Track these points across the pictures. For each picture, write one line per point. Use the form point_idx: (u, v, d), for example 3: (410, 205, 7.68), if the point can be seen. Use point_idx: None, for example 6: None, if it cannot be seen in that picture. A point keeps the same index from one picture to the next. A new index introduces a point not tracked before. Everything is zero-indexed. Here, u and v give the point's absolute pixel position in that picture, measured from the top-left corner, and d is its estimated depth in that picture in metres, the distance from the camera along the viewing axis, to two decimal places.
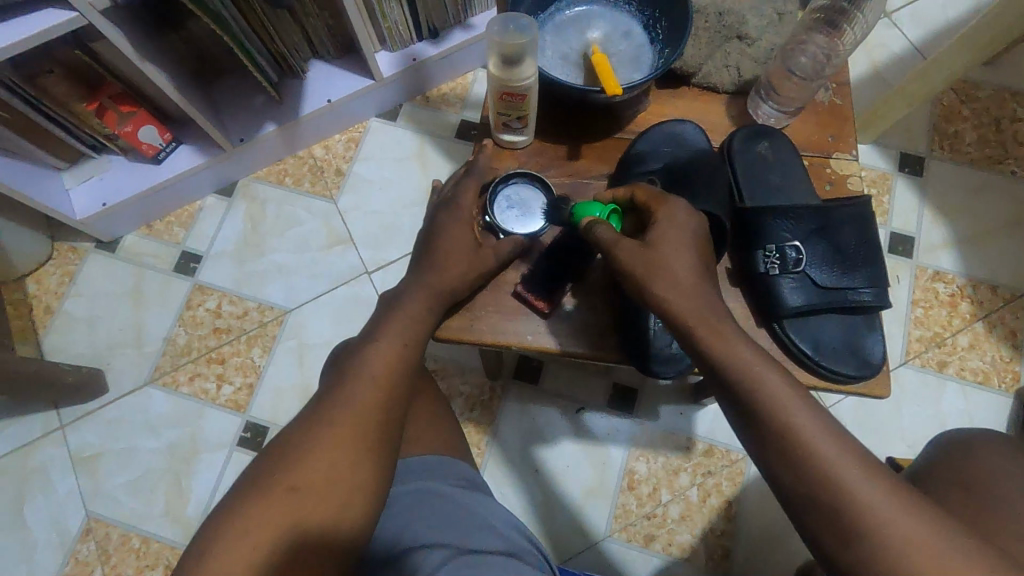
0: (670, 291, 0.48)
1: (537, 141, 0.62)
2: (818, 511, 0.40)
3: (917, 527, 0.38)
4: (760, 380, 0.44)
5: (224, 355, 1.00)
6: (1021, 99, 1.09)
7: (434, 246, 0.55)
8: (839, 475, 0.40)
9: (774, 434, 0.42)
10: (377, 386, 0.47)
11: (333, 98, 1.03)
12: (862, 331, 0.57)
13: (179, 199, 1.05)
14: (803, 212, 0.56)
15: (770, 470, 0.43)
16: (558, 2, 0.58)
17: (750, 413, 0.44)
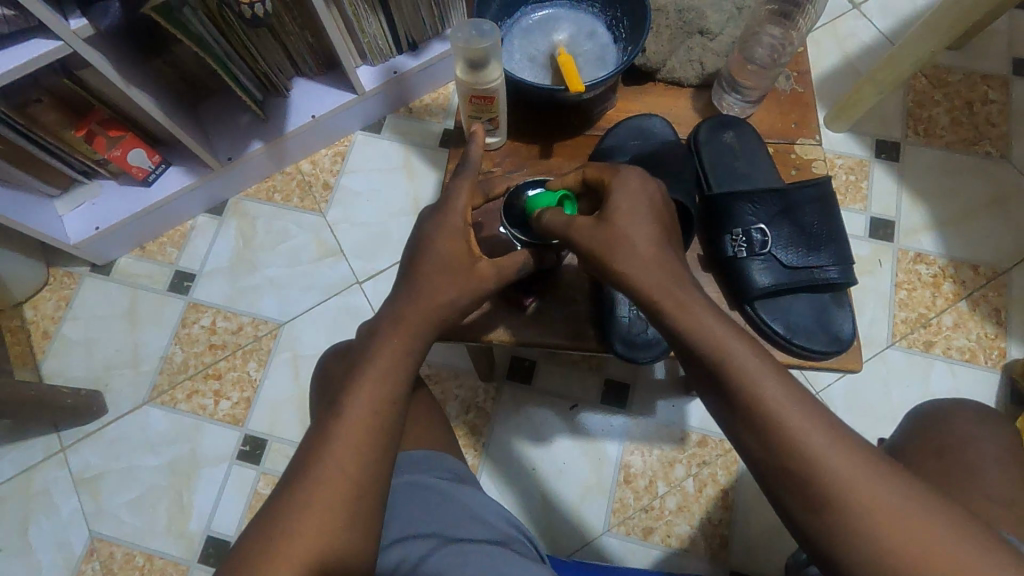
0: (647, 275, 0.49)
1: (509, 143, 0.61)
2: (787, 479, 0.43)
3: (877, 488, 0.41)
4: (728, 356, 0.45)
5: (220, 371, 1.02)
6: (993, 81, 1.11)
7: (422, 266, 0.51)
8: (805, 444, 0.42)
9: (743, 408, 0.44)
10: (370, 415, 0.45)
11: (317, 113, 1.05)
12: (831, 309, 0.58)
13: (171, 219, 1.07)
14: (765, 195, 0.58)
15: (740, 441, 0.45)
16: (523, 8, 0.61)
17: (724, 390, 0.46)
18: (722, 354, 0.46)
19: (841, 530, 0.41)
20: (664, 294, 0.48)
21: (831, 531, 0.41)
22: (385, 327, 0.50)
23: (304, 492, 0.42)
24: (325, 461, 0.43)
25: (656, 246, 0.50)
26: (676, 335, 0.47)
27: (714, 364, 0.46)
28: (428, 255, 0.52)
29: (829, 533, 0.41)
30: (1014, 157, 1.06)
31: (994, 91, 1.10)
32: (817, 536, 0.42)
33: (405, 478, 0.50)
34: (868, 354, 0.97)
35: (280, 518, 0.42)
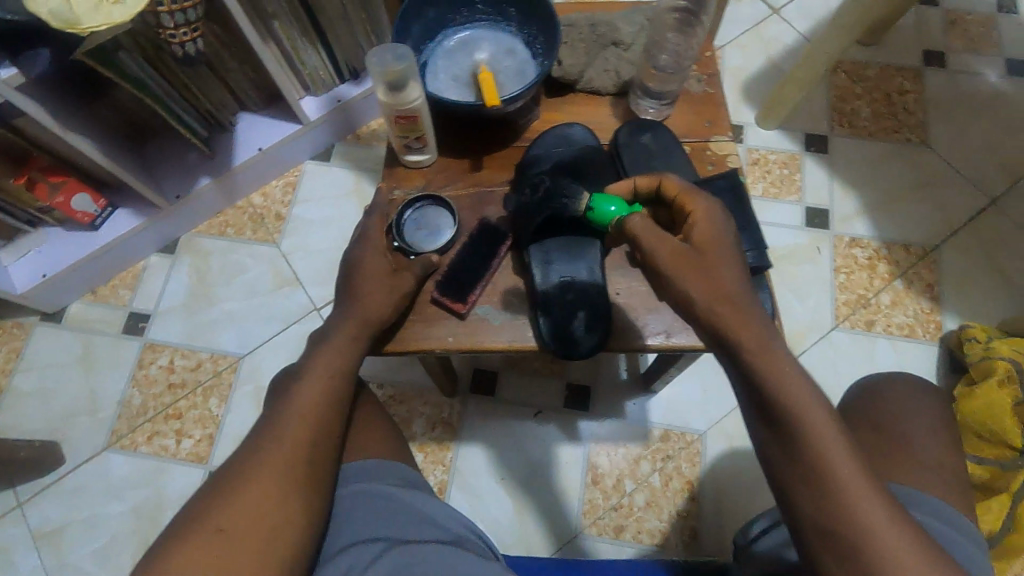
0: (739, 323, 0.43)
1: (441, 160, 0.62)
2: (826, 535, 0.41)
3: (916, 555, 0.40)
4: (806, 413, 0.42)
5: (181, 409, 1.00)
6: (906, 73, 1.18)
7: (349, 281, 0.53)
8: (856, 509, 0.41)
9: (808, 465, 0.42)
10: (310, 438, 0.45)
11: (264, 145, 1.06)
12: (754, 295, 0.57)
13: (121, 261, 1.06)
14: None
15: (786, 490, 0.43)
16: (444, 32, 0.63)
17: (780, 431, 0.43)
18: (799, 411, 0.42)
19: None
20: (758, 346, 0.43)
21: None
22: (325, 341, 0.51)
23: (237, 490, 0.42)
24: (262, 458, 0.44)
25: (749, 295, 0.44)
26: (756, 381, 0.43)
27: (787, 418, 0.43)
28: (355, 270, 0.54)
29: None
30: (933, 142, 1.13)
31: (908, 82, 1.17)
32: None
33: (349, 487, 0.51)
34: (814, 338, 1.01)
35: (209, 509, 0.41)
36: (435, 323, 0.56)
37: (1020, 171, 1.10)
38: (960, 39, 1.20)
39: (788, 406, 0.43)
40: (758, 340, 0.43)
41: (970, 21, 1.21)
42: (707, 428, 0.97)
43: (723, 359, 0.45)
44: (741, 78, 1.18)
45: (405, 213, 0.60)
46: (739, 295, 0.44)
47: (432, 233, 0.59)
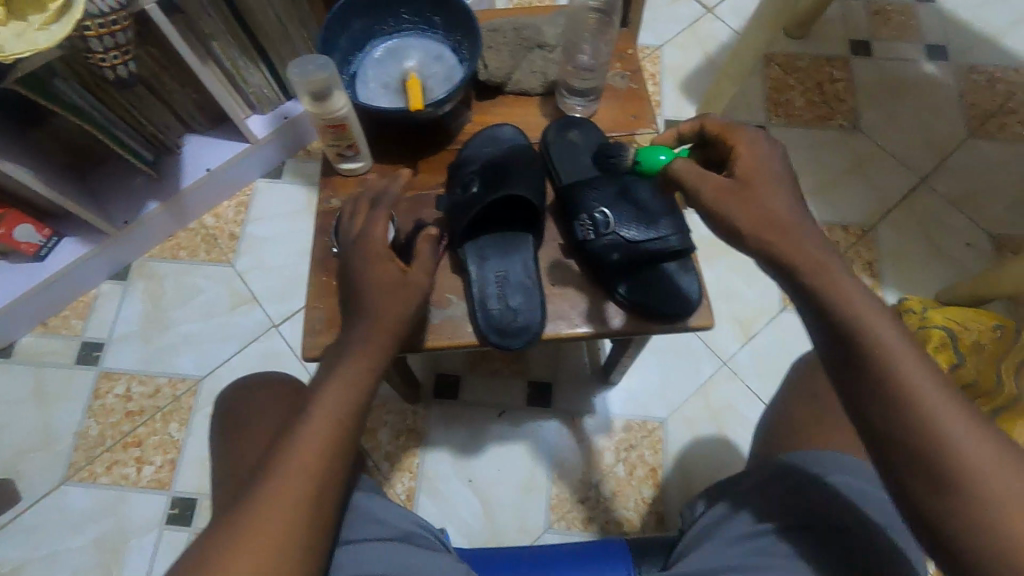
0: (789, 244, 0.44)
1: (376, 167, 0.63)
2: (913, 459, 0.40)
3: (1010, 479, 0.38)
4: (883, 340, 0.41)
5: (140, 437, 0.99)
6: (836, 62, 1.23)
7: (358, 289, 0.49)
8: (942, 429, 0.39)
9: (885, 387, 0.41)
10: (333, 436, 0.42)
11: (212, 165, 1.06)
12: (677, 276, 0.57)
13: (72, 291, 1.05)
14: (602, 180, 0.59)
15: (864, 414, 0.42)
16: (371, 43, 0.65)
17: (855, 360, 0.42)
18: (867, 331, 0.42)
19: (965, 512, 0.38)
20: (814, 267, 0.44)
21: (949, 519, 0.38)
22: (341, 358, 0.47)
23: (248, 513, 0.39)
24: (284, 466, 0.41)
25: (801, 222, 0.46)
26: (820, 305, 0.43)
27: (853, 339, 0.42)
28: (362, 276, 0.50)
29: (945, 512, 0.39)
30: (863, 126, 1.18)
31: (838, 71, 1.23)
32: (931, 512, 0.39)
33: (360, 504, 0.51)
34: (764, 322, 1.05)
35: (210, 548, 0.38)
36: None
37: (946, 150, 1.16)
38: (882, 29, 1.26)
39: (858, 331, 0.42)
40: (819, 268, 0.44)
41: (891, 11, 1.28)
42: (667, 416, 0.99)
43: (782, 283, 0.46)
44: (680, 75, 1.23)
45: (345, 221, 0.60)
46: (790, 221, 0.45)
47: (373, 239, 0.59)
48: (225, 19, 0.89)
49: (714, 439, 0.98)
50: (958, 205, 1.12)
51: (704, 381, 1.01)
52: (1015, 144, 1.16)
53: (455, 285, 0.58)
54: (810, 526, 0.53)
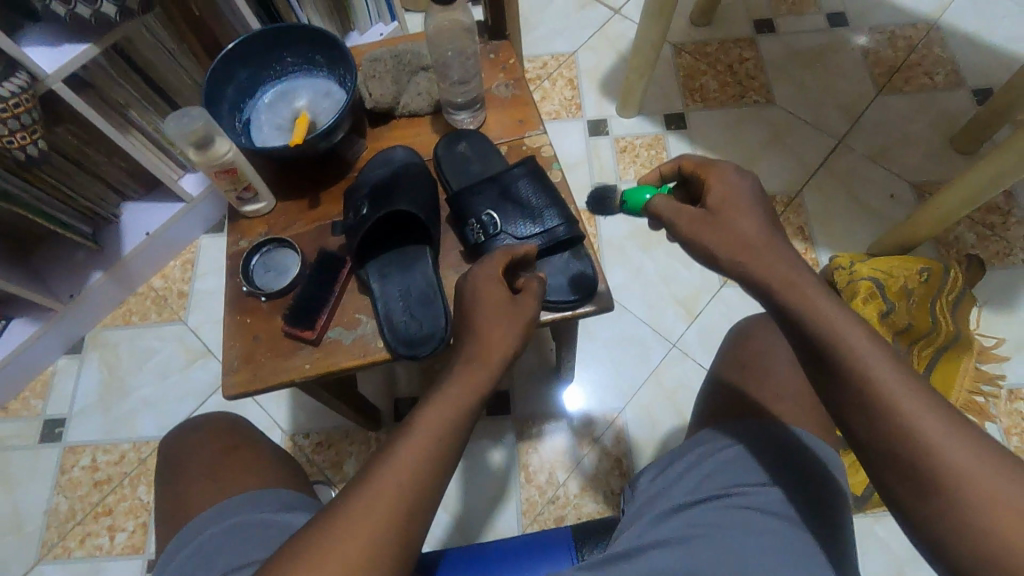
0: (758, 262, 0.47)
1: (280, 204, 0.66)
2: (896, 466, 0.40)
3: (1000, 483, 0.37)
4: (850, 347, 0.42)
5: (110, 505, 0.99)
6: (743, 43, 1.28)
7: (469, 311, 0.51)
8: (922, 434, 0.39)
9: (859, 396, 0.42)
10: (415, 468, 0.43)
11: (151, 229, 1.08)
12: (571, 264, 0.60)
13: (27, 371, 1.06)
14: (485, 184, 0.61)
15: (847, 424, 0.43)
16: (262, 89, 0.68)
17: (828, 369, 0.43)
18: (840, 345, 0.43)
19: (949, 516, 0.38)
20: (785, 286, 0.45)
21: (938, 525, 0.38)
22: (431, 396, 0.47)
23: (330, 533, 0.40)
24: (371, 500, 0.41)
25: (773, 245, 0.47)
26: (795, 322, 0.45)
27: (827, 351, 0.43)
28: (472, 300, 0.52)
29: (930, 520, 0.39)
30: (777, 99, 1.23)
31: (746, 50, 1.27)
32: (919, 518, 0.39)
33: None
34: (706, 299, 1.07)
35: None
36: (291, 353, 0.58)
37: (858, 110, 1.20)
38: (783, 6, 1.31)
39: (823, 339, 0.43)
40: (785, 283, 0.45)
41: None
42: (624, 405, 1.01)
43: (764, 306, 0.47)
44: (597, 76, 1.27)
45: (248, 258, 0.63)
46: (761, 245, 0.47)
47: (282, 272, 0.62)
48: (137, 87, 0.93)
49: (674, 420, 0.99)
50: (877, 160, 1.16)
51: (656, 365, 1.03)
52: (923, 95, 1.20)
53: (364, 304, 0.60)
54: (753, 480, 0.56)
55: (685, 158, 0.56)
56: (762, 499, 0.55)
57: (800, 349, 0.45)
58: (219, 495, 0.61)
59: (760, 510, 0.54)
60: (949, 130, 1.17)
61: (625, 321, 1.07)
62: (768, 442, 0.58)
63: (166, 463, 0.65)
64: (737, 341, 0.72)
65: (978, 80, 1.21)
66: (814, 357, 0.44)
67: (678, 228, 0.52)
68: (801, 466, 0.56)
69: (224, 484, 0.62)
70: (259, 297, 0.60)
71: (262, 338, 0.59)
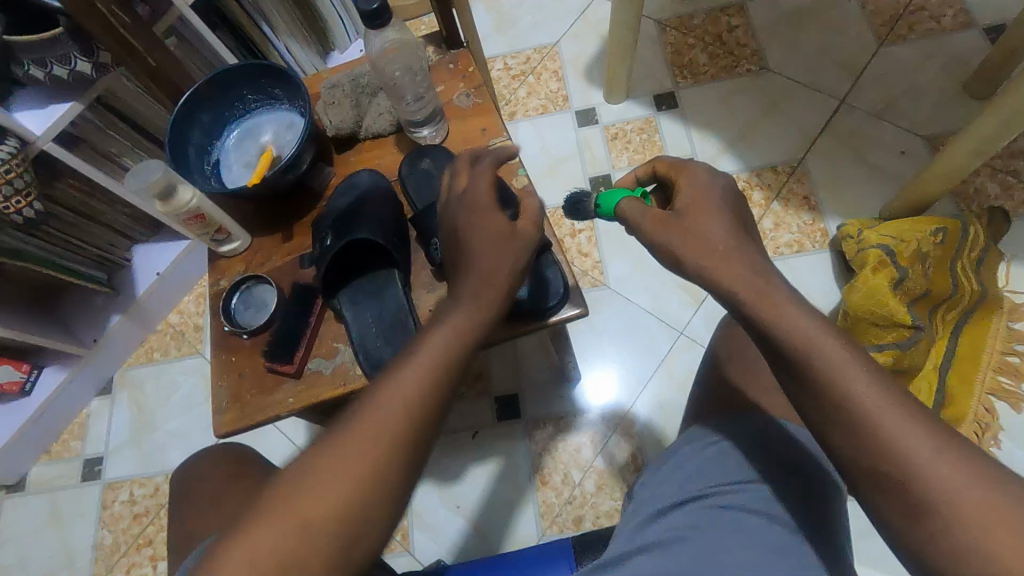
0: (720, 271, 0.44)
1: (255, 241, 0.67)
2: (881, 484, 0.36)
3: (998, 506, 0.33)
4: (818, 356, 0.39)
5: (151, 535, 1.04)
6: (731, 11, 1.23)
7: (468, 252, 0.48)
8: (906, 452, 0.36)
9: (834, 407, 0.38)
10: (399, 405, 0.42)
11: (161, 268, 1.12)
12: (541, 271, 0.61)
13: (65, 414, 1.11)
14: None
15: (826, 438, 0.39)
16: (230, 128, 0.70)
17: (802, 381, 0.40)
18: (809, 354, 0.40)
19: (938, 542, 0.34)
20: (753, 299, 0.42)
21: (932, 552, 0.35)
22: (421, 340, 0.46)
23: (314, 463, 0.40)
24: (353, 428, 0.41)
25: (736, 246, 0.45)
26: (759, 330, 0.42)
27: (797, 362, 0.40)
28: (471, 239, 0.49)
29: (922, 543, 0.35)
30: (771, 65, 1.17)
31: (734, 18, 1.22)
32: (910, 545, 0.36)
33: None
34: None
35: (215, 573, 0.37)
36: (275, 388, 0.60)
37: (860, 65, 1.14)
38: None
39: (788, 344, 0.40)
40: (757, 295, 0.42)
41: None
42: (635, 399, 0.99)
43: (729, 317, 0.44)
44: (581, 64, 1.24)
45: (225, 296, 0.64)
46: (724, 254, 0.45)
47: (264, 307, 0.64)
48: (127, 135, 0.96)
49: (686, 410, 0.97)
50: (883, 116, 1.09)
51: (664, 355, 1.01)
52: (930, 41, 1.13)
53: (341, 332, 0.61)
54: (745, 477, 0.54)
55: (661, 159, 0.54)
56: (744, 496, 0.53)
57: (770, 360, 0.42)
58: (226, 524, 0.60)
59: (742, 507, 0.53)
60: (961, 75, 1.10)
61: (629, 313, 1.05)
62: (754, 438, 0.56)
63: (175, 494, 0.65)
64: (730, 327, 0.69)
65: (990, 17, 1.12)
66: (786, 370, 0.41)
67: (642, 233, 0.50)
68: (797, 465, 0.54)
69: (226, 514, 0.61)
70: (241, 334, 0.62)
71: (247, 375, 0.61)
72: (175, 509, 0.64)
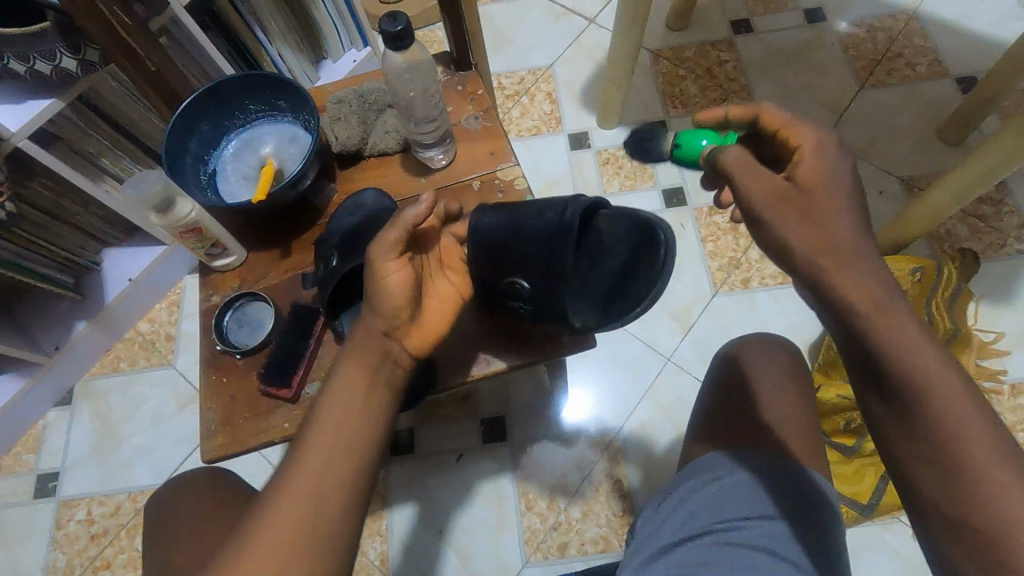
0: None
1: (250, 256, 0.65)
2: (955, 520, 0.39)
3: None
4: (930, 391, 0.40)
5: (109, 557, 0.98)
6: (721, 45, 1.26)
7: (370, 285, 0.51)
8: (988, 491, 0.38)
9: (936, 448, 0.40)
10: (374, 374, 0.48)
11: (133, 274, 1.07)
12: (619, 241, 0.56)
13: (19, 426, 1.04)
14: (486, 265, 0.56)
15: (907, 472, 0.41)
16: (227, 137, 0.67)
17: (907, 410, 0.41)
18: None
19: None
20: None
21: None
22: None
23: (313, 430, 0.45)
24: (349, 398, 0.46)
25: None
26: None
27: None
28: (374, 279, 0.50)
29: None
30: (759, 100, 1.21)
31: (724, 52, 1.25)
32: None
33: None
34: (699, 310, 1.06)
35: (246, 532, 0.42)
36: (269, 413, 0.58)
37: (841, 105, 1.19)
38: (758, 4, 1.29)
39: None
40: None
41: None
42: (622, 424, 0.99)
43: None
44: (575, 88, 1.25)
45: (217, 313, 0.62)
46: None
47: (262, 325, 0.62)
48: (108, 136, 0.92)
49: (671, 436, 0.98)
50: (863, 156, 1.14)
51: (652, 382, 1.02)
52: (907, 87, 1.19)
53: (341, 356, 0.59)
54: (748, 513, 0.55)
55: (765, 110, 0.50)
56: (748, 533, 0.54)
57: (864, 378, 0.43)
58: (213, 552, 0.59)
59: (745, 544, 0.53)
60: (935, 121, 1.15)
61: (617, 337, 1.05)
62: (764, 472, 0.56)
63: (160, 524, 0.63)
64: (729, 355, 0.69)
65: (961, 68, 1.19)
66: (887, 398, 0.42)
67: None
68: (800, 507, 0.54)
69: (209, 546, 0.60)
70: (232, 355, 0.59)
71: (239, 399, 0.59)
72: (154, 543, 0.63)
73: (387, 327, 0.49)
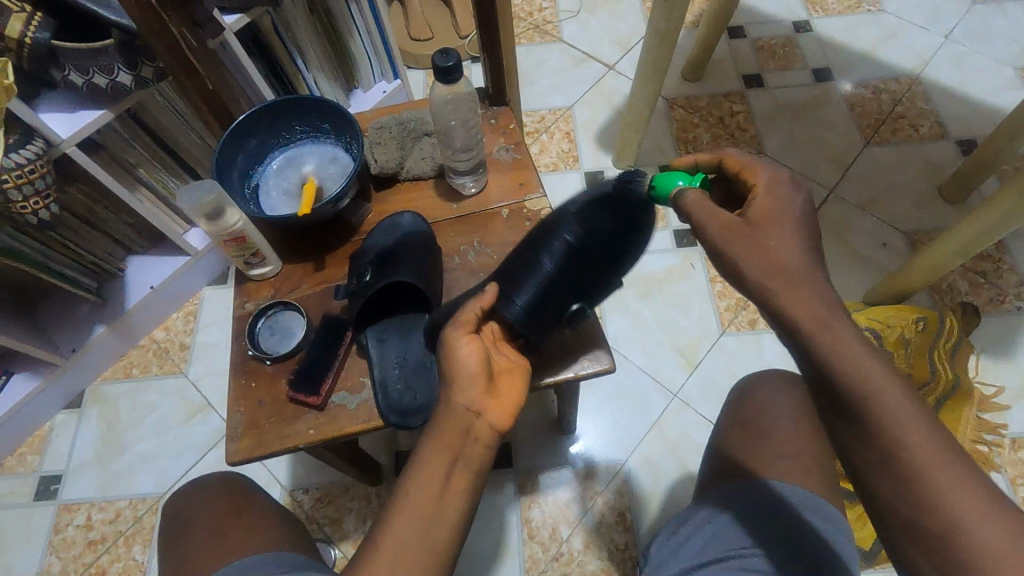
0: None
1: (285, 267, 0.67)
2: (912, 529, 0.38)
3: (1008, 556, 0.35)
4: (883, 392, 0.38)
5: (104, 564, 0.97)
6: (734, 98, 1.32)
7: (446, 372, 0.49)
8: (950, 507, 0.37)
9: (884, 447, 0.38)
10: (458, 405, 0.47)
11: (155, 282, 1.09)
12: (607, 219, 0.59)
13: (27, 427, 1.05)
14: (541, 314, 0.57)
15: (863, 479, 0.40)
16: (271, 155, 0.71)
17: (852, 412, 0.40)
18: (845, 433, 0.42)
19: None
20: None
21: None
22: None
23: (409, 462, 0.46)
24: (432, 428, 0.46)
25: None
26: None
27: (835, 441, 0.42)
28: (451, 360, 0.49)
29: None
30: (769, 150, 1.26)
31: (737, 104, 1.32)
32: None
33: None
34: (706, 348, 1.08)
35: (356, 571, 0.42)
36: (294, 419, 0.59)
37: (847, 160, 1.24)
38: (769, 61, 1.37)
39: None
40: None
41: (774, 44, 1.39)
42: (627, 457, 1.00)
43: None
44: (594, 129, 1.30)
45: (252, 319, 0.64)
46: None
47: (294, 334, 0.64)
48: (148, 148, 0.96)
49: (676, 473, 0.98)
50: (868, 209, 1.19)
51: (658, 416, 1.03)
52: (909, 146, 1.24)
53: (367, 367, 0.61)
54: (760, 543, 0.56)
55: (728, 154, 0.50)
56: (756, 562, 0.55)
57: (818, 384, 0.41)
58: (229, 556, 0.60)
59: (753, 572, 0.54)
60: (936, 179, 1.20)
61: (625, 371, 1.07)
62: (781, 504, 0.58)
63: (177, 527, 0.64)
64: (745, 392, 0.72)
65: (961, 132, 1.25)
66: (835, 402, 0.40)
67: None
68: (803, 542, 0.55)
69: (225, 550, 0.61)
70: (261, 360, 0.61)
71: (265, 404, 0.60)
72: (169, 547, 0.64)
73: (474, 403, 0.47)
